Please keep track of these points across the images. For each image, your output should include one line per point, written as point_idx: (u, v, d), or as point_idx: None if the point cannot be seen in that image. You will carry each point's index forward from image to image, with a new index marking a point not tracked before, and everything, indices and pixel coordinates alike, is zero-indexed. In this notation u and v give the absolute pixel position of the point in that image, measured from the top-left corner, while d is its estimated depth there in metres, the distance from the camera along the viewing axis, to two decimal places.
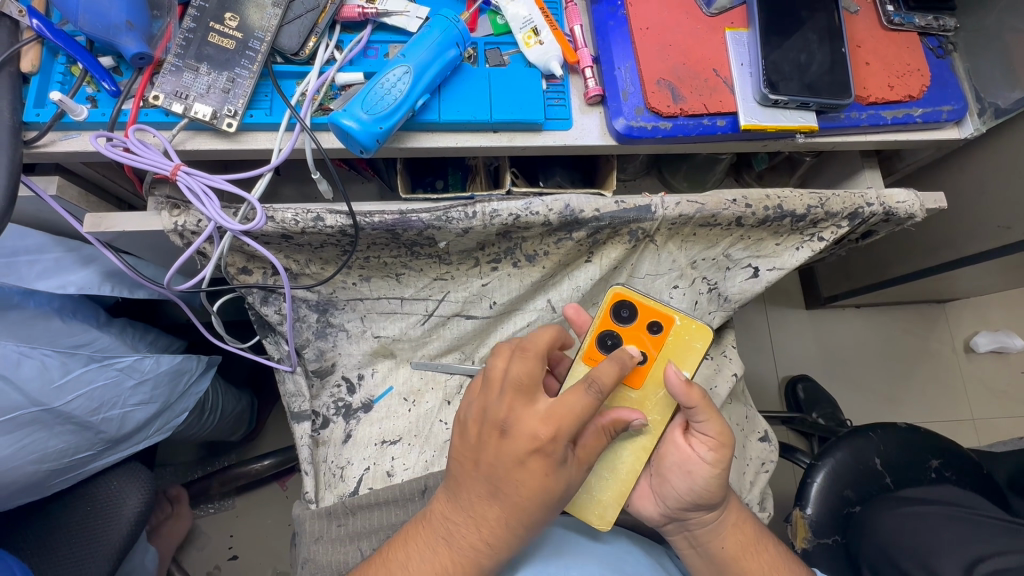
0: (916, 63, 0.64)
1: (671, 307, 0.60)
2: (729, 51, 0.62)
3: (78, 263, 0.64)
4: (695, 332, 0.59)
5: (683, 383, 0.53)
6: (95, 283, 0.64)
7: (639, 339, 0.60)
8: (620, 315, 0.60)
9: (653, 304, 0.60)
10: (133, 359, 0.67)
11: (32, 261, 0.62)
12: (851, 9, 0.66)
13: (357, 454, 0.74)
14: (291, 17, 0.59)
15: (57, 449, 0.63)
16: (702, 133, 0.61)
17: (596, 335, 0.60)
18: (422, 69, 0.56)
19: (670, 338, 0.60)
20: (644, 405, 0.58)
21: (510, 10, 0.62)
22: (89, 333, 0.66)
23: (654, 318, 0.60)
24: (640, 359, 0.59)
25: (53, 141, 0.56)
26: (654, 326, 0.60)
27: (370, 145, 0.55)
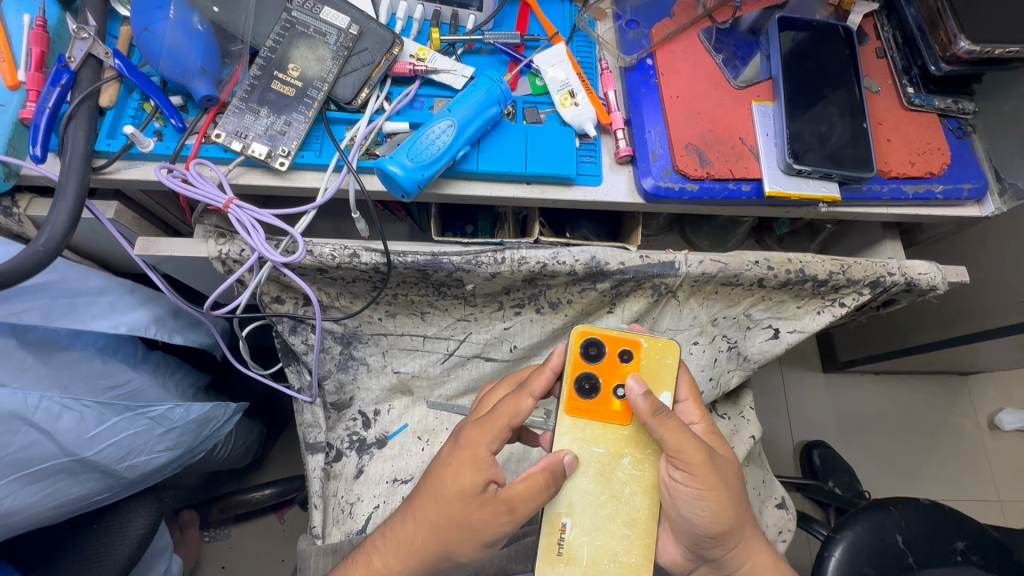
0: (937, 143, 0.67)
1: (633, 331, 0.58)
2: (755, 121, 0.65)
3: (128, 305, 0.67)
4: (663, 348, 0.58)
5: (647, 399, 0.53)
6: (143, 323, 0.66)
7: (616, 374, 0.57)
8: (589, 353, 0.58)
9: (617, 334, 0.58)
10: (165, 409, 0.67)
11: (89, 303, 0.65)
12: (872, 89, 0.69)
13: (368, 491, 0.74)
14: (347, 70, 0.63)
15: (78, 495, 0.64)
16: (728, 197, 0.64)
17: (573, 380, 0.57)
18: (464, 124, 0.60)
19: (641, 363, 0.58)
20: (633, 440, 0.55)
21: (549, 74, 0.66)
22: (126, 373, 0.68)
23: (623, 346, 0.58)
24: (621, 393, 0.56)
25: (119, 169, 0.60)
26: (624, 354, 0.58)
27: (411, 190, 0.58)
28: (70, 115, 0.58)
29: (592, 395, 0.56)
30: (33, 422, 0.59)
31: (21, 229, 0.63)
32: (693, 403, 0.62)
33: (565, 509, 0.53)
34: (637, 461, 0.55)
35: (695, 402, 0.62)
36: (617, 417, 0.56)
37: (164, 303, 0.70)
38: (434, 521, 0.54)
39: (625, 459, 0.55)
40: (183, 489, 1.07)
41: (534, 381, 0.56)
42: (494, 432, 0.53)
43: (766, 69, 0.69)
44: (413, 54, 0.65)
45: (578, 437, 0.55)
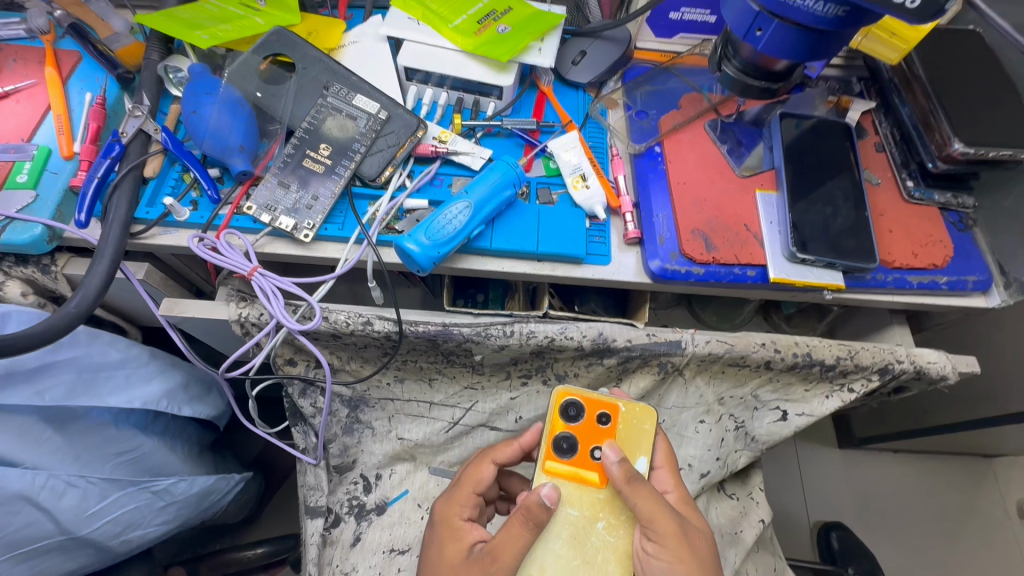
0: (938, 235, 0.69)
1: (613, 395, 0.60)
2: (759, 209, 0.68)
3: (141, 379, 0.69)
4: (641, 414, 0.59)
5: (622, 465, 0.53)
6: (156, 397, 0.68)
7: (593, 437, 0.58)
8: (568, 414, 0.59)
9: (597, 396, 0.59)
10: (168, 483, 0.67)
11: (107, 377, 0.66)
12: (872, 181, 0.72)
13: (363, 561, 0.71)
14: (374, 150, 0.68)
15: (69, 567, 0.65)
16: (733, 281, 0.65)
17: (551, 439, 0.58)
18: (480, 204, 0.63)
19: (619, 427, 0.59)
20: (606, 506, 0.55)
21: (563, 158, 0.70)
22: (135, 439, 0.68)
23: (602, 409, 0.59)
24: (597, 455, 0.57)
25: (155, 235, 0.64)
26: (603, 418, 0.59)
27: (426, 266, 0.60)
28: (116, 185, 0.63)
29: (569, 455, 0.57)
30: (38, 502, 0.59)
31: (55, 286, 0.66)
32: (668, 471, 0.60)
33: (536, 570, 0.52)
34: (611, 527, 0.54)
35: (671, 470, 0.60)
36: (592, 480, 0.56)
37: (175, 376, 0.72)
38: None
39: (600, 524, 0.54)
40: (175, 543, 1.04)
41: (498, 450, 0.62)
42: (462, 501, 0.58)
43: (770, 159, 0.72)
44: (435, 137, 0.71)
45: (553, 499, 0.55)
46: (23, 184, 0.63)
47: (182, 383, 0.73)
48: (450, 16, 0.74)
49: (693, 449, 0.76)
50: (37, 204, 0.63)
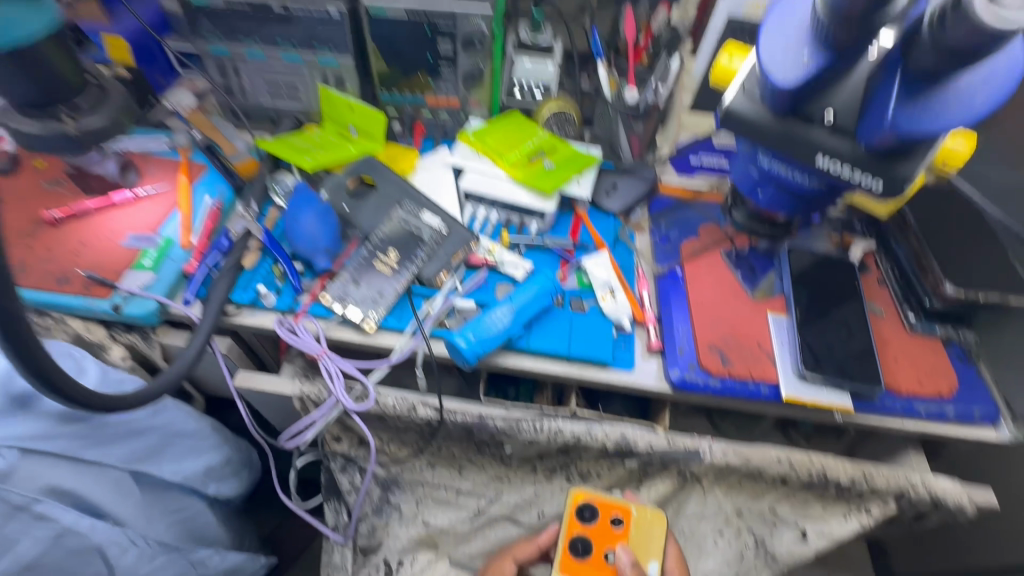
0: (943, 365, 0.74)
1: (624, 499, 0.69)
2: (771, 330, 0.75)
3: (196, 452, 0.76)
4: (650, 519, 0.69)
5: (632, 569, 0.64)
6: (197, 474, 0.75)
7: (607, 536, 0.68)
8: (583, 516, 0.68)
9: (608, 498, 0.69)
10: (207, 555, 0.75)
11: (180, 443, 0.74)
12: (875, 311, 0.78)
13: None
14: (433, 257, 0.79)
15: None
16: (748, 395, 0.71)
17: (568, 540, 0.68)
18: (521, 310, 0.72)
19: (631, 530, 0.68)
20: None
21: (594, 273, 0.81)
22: (185, 501, 0.76)
23: (614, 511, 0.69)
24: (610, 556, 0.67)
25: (243, 314, 0.76)
26: (615, 519, 0.69)
27: (471, 360, 0.69)
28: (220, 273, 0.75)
29: (585, 556, 0.67)
30: (104, 556, 0.63)
31: (150, 352, 0.77)
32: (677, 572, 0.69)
33: None
34: None
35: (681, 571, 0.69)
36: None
37: (217, 453, 0.79)
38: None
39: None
40: None
41: (520, 548, 0.74)
42: None
43: (782, 285, 0.80)
44: (486, 248, 0.82)
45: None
46: (146, 267, 0.76)
47: (221, 461, 0.80)
48: (505, 152, 0.89)
49: (712, 562, 0.77)
50: (155, 283, 0.75)
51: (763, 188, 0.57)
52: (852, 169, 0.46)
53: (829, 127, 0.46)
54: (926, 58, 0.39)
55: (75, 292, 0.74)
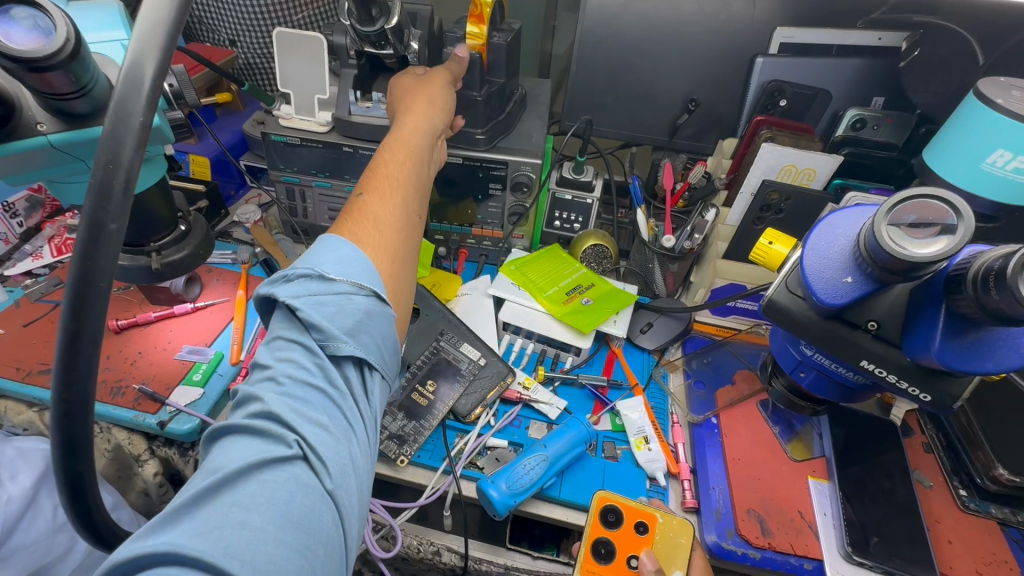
0: (1003, 553, 0.69)
1: (650, 505, 0.67)
2: (813, 498, 0.73)
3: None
4: (678, 527, 0.66)
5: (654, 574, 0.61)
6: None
7: (631, 541, 0.65)
8: (608, 519, 0.66)
9: (635, 505, 0.67)
10: None
11: None
12: (924, 483, 0.75)
13: None
14: (469, 390, 0.81)
15: None
16: (790, 571, 0.67)
17: (590, 543, 0.65)
18: (556, 458, 0.72)
19: (658, 537, 0.65)
20: None
21: (628, 417, 0.81)
22: None
23: (640, 518, 0.67)
24: (634, 564, 0.64)
25: None
26: (641, 526, 0.66)
27: (502, 511, 0.67)
28: None
29: (608, 561, 0.64)
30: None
31: (183, 467, 0.78)
32: None
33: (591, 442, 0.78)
34: None
35: None
36: None
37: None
38: (406, 188, 0.66)
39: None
40: None
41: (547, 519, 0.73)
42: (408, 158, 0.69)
43: (820, 445, 0.79)
44: (521, 383, 0.84)
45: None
46: (196, 382, 0.80)
47: None
48: (544, 286, 0.93)
49: None
50: (201, 400, 0.78)
51: (806, 371, 0.58)
52: (899, 379, 0.48)
53: (873, 335, 0.49)
54: (967, 309, 0.41)
55: (124, 404, 0.77)
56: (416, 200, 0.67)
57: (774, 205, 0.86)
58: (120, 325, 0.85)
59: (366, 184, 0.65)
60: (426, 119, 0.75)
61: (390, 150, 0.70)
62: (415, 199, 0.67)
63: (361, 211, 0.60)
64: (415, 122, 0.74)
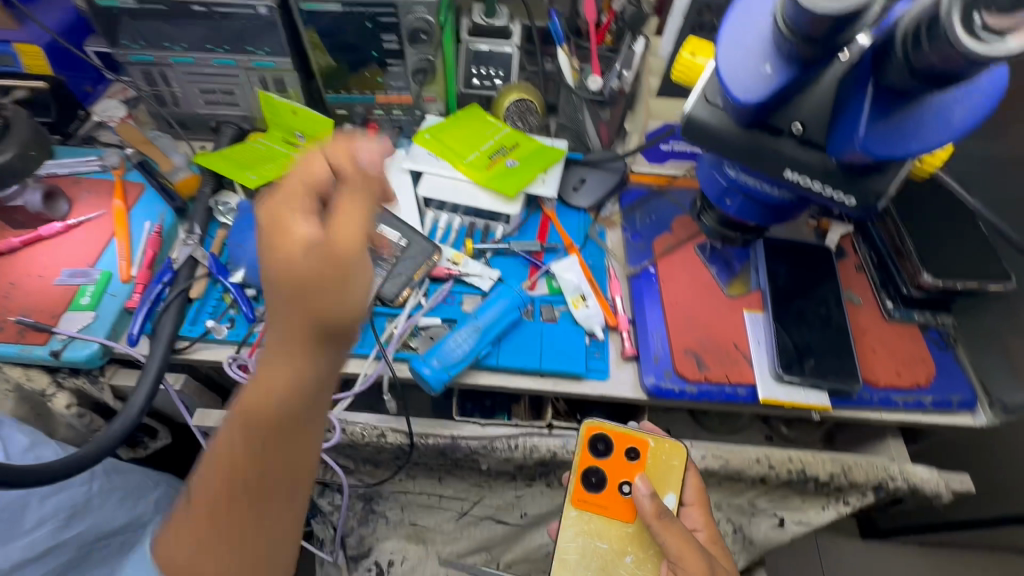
0: (921, 354, 0.73)
1: (642, 431, 0.69)
2: (747, 329, 0.73)
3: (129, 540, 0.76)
4: (669, 449, 0.67)
5: (649, 501, 0.63)
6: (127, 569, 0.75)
7: (620, 469, 0.67)
8: (597, 448, 0.68)
9: (625, 432, 0.68)
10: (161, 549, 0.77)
11: (111, 492, 0.74)
12: (853, 301, 0.76)
13: None
14: (393, 273, 0.75)
15: None
16: (725, 399, 0.70)
17: (581, 472, 0.68)
18: (488, 327, 0.69)
19: (648, 461, 0.68)
20: (635, 535, 0.66)
21: (564, 278, 0.77)
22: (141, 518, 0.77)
23: (631, 445, 0.68)
24: (625, 489, 0.67)
25: (196, 349, 0.71)
26: (631, 452, 0.68)
27: (437, 386, 0.66)
28: (166, 308, 0.71)
29: (598, 488, 0.67)
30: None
31: (100, 395, 0.73)
32: (696, 506, 0.67)
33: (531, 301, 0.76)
34: (637, 559, 0.66)
35: (700, 507, 0.67)
36: (620, 515, 0.67)
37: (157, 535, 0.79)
38: (245, 421, 0.39)
39: (628, 557, 0.66)
40: None
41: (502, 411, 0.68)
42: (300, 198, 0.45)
43: (756, 278, 0.78)
44: (450, 259, 0.78)
45: (582, 530, 0.67)
46: (85, 306, 0.71)
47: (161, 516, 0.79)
48: (465, 152, 0.84)
49: None
50: (96, 324, 0.70)
51: (732, 197, 0.53)
52: (823, 185, 0.44)
53: (797, 139, 0.43)
54: (899, 80, 0.37)
55: (6, 340, 0.69)
56: (309, 414, 0.41)
57: (707, 23, 0.75)
58: None
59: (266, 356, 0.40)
60: (317, 177, 0.46)
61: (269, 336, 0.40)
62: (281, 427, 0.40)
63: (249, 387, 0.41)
64: (342, 300, 0.39)
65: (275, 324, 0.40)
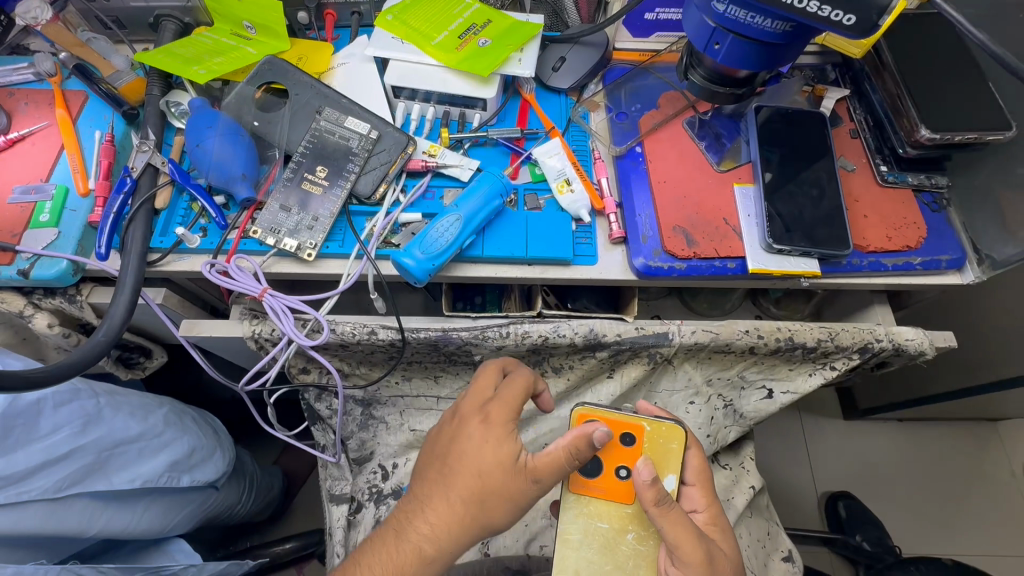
0: (912, 216, 0.71)
1: (637, 415, 0.63)
2: (737, 203, 0.71)
3: (151, 452, 0.70)
4: (666, 432, 0.62)
5: (647, 482, 0.55)
6: (159, 472, 0.69)
7: (616, 454, 0.62)
8: None
9: (619, 417, 0.62)
10: (188, 455, 0.74)
11: (123, 404, 0.70)
12: (847, 168, 0.74)
13: None
14: (367, 169, 0.71)
15: (144, 527, 0.70)
16: (714, 274, 0.69)
17: None
18: (470, 217, 0.67)
19: (645, 445, 0.62)
20: (633, 518, 0.61)
21: (547, 164, 0.74)
22: (164, 429, 0.73)
23: (625, 429, 0.63)
24: (623, 474, 0.61)
25: (170, 261, 0.69)
26: (627, 437, 0.62)
27: (422, 278, 0.64)
28: (131, 218, 0.67)
29: (595, 474, 0.61)
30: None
31: (81, 315, 0.71)
32: (699, 488, 0.62)
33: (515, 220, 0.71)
34: (640, 537, 0.60)
35: (703, 488, 0.62)
36: (619, 496, 0.61)
37: (180, 445, 0.73)
38: (480, 495, 0.55)
39: (629, 536, 0.60)
40: (205, 543, 1.09)
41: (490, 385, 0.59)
42: (510, 408, 0.58)
43: (747, 152, 0.75)
44: (425, 151, 0.74)
45: (582, 513, 0.61)
46: (45, 223, 0.68)
47: (183, 440, 0.74)
48: (432, 33, 0.76)
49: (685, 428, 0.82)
50: (61, 241, 0.67)
51: (720, 40, 0.49)
52: (821, 5, 0.41)
53: None
54: None
55: None
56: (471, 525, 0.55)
57: None
58: None
59: (460, 434, 0.57)
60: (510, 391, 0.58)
61: (475, 408, 0.58)
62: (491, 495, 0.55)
63: (447, 449, 0.58)
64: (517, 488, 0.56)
65: (492, 407, 0.58)
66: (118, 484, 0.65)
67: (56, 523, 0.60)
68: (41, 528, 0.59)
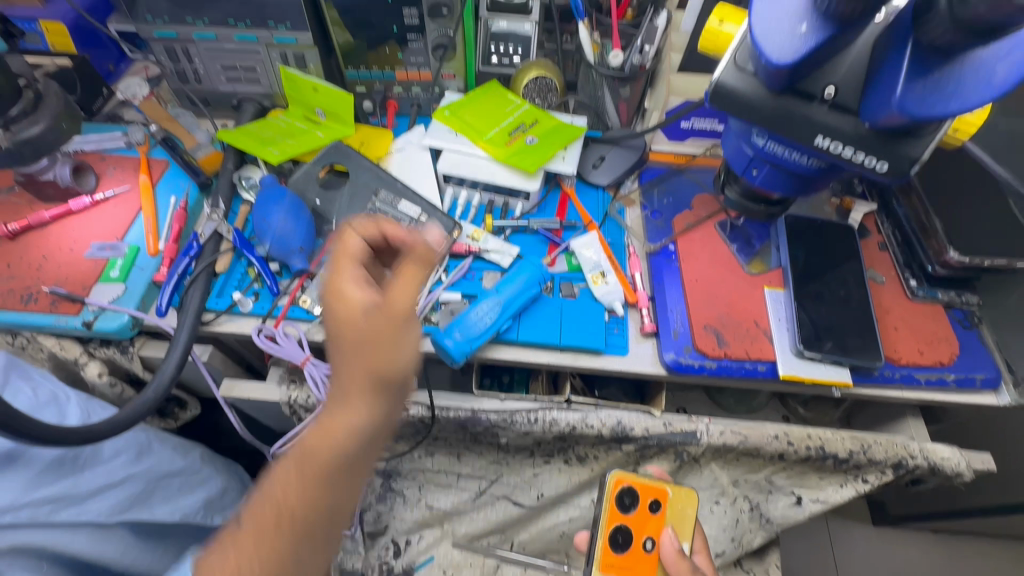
0: (943, 332, 0.72)
1: (663, 481, 0.66)
2: (768, 307, 0.73)
3: (189, 488, 0.72)
4: (685, 498, 0.67)
5: (675, 553, 0.63)
6: (194, 510, 0.71)
7: (645, 524, 0.65)
8: (623, 503, 0.65)
9: (648, 484, 0.65)
10: (218, 495, 0.76)
11: (170, 441, 0.73)
12: (876, 279, 0.76)
13: None
14: None
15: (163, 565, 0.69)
16: (745, 375, 0.70)
17: (608, 532, 0.64)
18: (509, 302, 0.69)
19: (667, 512, 0.66)
20: None
21: (584, 255, 0.77)
22: (202, 467, 0.75)
23: (653, 497, 0.65)
24: (648, 545, 0.64)
25: (221, 321, 0.73)
26: (654, 505, 0.65)
27: (459, 358, 0.66)
28: (193, 280, 0.71)
29: (625, 549, 0.64)
30: None
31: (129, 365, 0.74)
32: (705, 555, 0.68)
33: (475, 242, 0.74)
34: None
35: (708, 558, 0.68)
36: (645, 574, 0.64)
37: (214, 483, 0.76)
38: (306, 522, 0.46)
39: None
40: None
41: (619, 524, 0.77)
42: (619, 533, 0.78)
43: (777, 257, 0.78)
44: (469, 235, 0.79)
45: None
46: (114, 279, 0.73)
47: (219, 486, 0.77)
48: (484, 129, 0.84)
49: (709, 528, 0.81)
50: (125, 296, 0.72)
51: (758, 167, 0.53)
52: (855, 152, 0.44)
53: (829, 104, 0.44)
54: (936, 39, 0.37)
55: (40, 310, 0.70)
56: (334, 498, 0.44)
57: None
58: (10, 230, 0.75)
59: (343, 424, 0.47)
60: None
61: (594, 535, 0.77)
62: (365, 455, 0.45)
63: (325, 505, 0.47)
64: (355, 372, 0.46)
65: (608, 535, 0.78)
66: (159, 515, 0.66)
67: (99, 549, 0.61)
68: (86, 551, 0.60)
